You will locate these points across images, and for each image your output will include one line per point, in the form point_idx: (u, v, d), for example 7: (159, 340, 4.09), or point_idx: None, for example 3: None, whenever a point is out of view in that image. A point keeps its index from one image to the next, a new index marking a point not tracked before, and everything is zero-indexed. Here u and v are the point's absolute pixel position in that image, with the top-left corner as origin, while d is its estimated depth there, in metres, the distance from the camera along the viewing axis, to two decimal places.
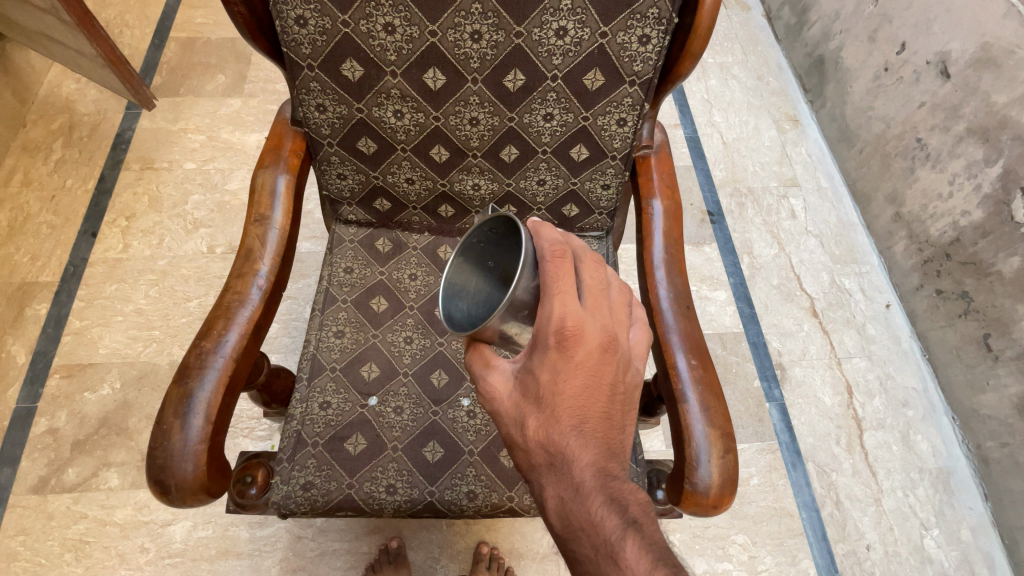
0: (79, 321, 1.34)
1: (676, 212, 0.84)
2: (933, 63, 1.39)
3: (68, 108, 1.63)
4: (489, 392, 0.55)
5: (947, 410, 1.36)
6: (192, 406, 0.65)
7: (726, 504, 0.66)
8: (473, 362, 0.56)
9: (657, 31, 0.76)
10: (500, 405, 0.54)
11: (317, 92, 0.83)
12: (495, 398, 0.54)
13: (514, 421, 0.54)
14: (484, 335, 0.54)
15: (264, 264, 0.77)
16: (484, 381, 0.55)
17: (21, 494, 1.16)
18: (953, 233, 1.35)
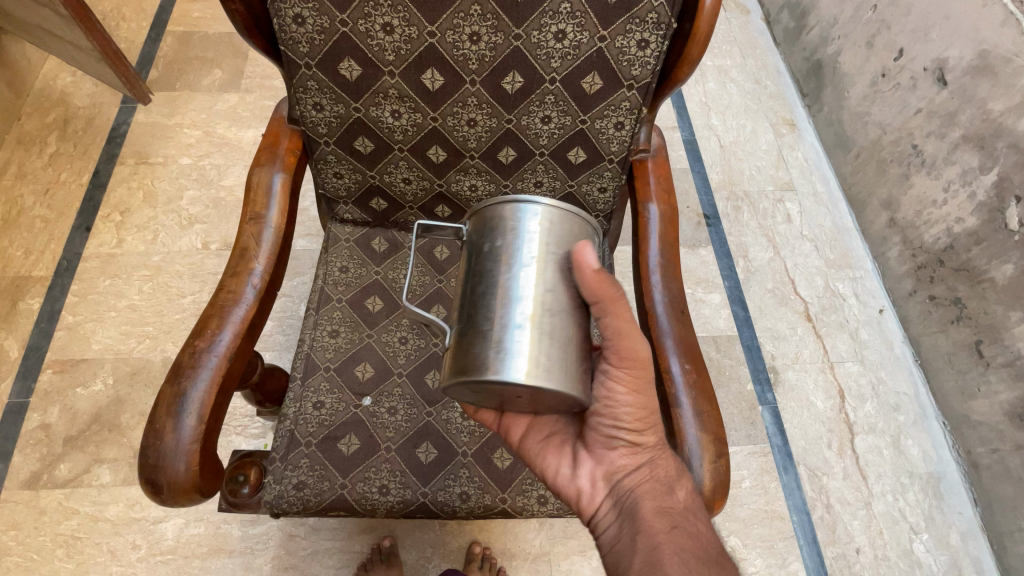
0: (73, 316, 1.33)
1: (671, 216, 0.84)
2: (930, 70, 1.40)
3: (63, 102, 1.62)
4: (640, 348, 0.60)
5: (938, 415, 1.37)
6: (185, 406, 0.64)
7: (718, 508, 0.67)
8: (610, 290, 0.59)
9: (656, 35, 0.76)
10: (643, 381, 0.62)
11: (314, 91, 0.83)
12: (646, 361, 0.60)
13: (649, 418, 0.64)
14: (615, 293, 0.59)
15: (259, 263, 0.76)
16: (629, 328, 0.60)
17: (13, 490, 1.15)
18: (947, 240, 1.36)
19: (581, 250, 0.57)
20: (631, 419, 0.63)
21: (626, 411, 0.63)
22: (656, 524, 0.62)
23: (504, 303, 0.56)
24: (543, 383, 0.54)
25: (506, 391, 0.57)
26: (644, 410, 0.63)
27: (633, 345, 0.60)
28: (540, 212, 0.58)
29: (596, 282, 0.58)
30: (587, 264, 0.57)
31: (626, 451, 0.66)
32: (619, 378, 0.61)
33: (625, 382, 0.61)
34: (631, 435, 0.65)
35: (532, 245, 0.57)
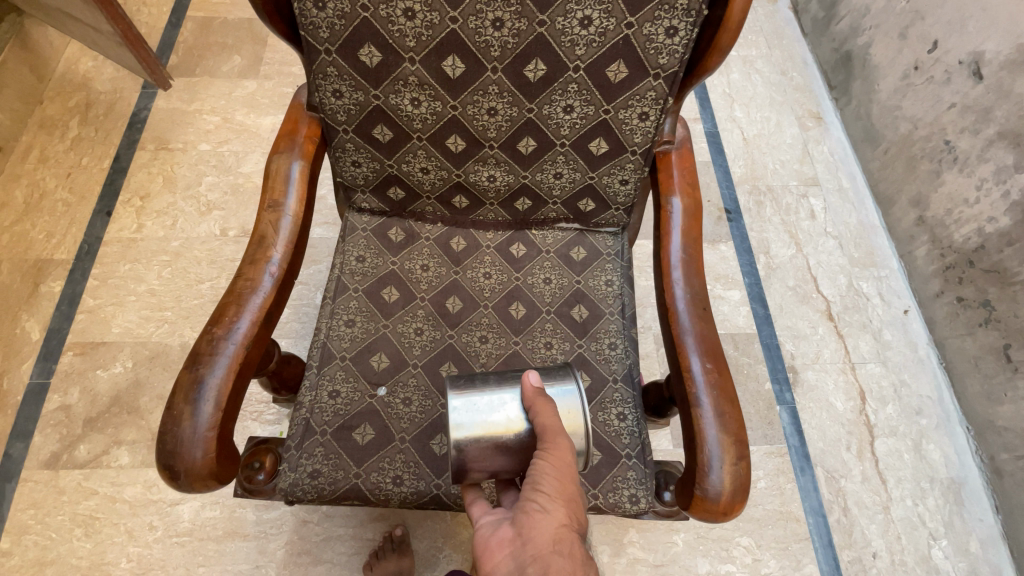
0: (94, 299, 1.35)
1: (695, 210, 0.82)
2: (966, 63, 1.36)
3: (85, 86, 1.63)
4: (559, 443, 0.61)
5: (962, 420, 1.34)
6: (202, 393, 0.65)
7: (736, 511, 0.65)
8: (544, 404, 0.63)
9: (686, 23, 0.73)
10: (563, 465, 0.60)
11: (333, 77, 0.82)
12: (564, 454, 0.61)
13: (563, 492, 0.59)
14: (546, 406, 0.63)
15: (277, 251, 0.76)
16: (554, 433, 0.62)
17: (33, 469, 1.17)
18: (978, 240, 1.32)
19: (530, 371, 0.66)
20: (547, 488, 0.59)
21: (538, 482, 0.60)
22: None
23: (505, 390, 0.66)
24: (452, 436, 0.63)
25: None
26: (561, 485, 0.60)
27: (552, 436, 0.61)
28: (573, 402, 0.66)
29: (531, 392, 0.64)
30: (528, 381, 0.65)
31: (534, 518, 0.58)
32: (544, 456, 0.61)
33: (549, 453, 0.61)
34: (545, 503, 0.59)
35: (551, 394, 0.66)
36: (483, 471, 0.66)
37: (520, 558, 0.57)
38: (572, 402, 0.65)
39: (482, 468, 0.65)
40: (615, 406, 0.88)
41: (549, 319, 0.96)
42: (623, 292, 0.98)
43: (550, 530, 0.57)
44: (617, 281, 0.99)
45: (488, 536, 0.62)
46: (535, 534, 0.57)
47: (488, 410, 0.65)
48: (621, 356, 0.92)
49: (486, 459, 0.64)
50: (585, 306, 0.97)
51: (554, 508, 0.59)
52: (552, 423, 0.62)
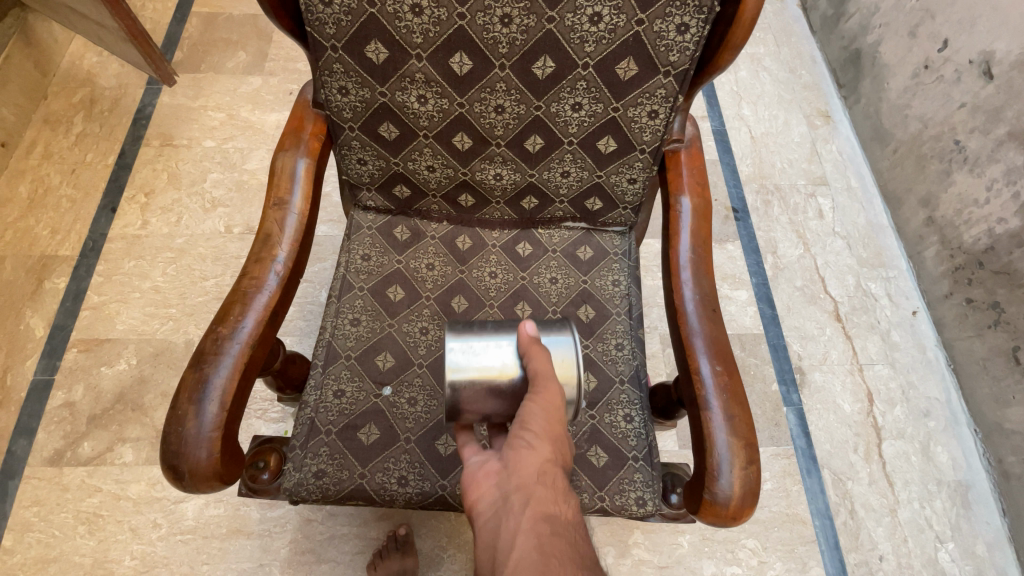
0: (98, 296, 1.34)
1: (704, 210, 0.82)
2: (976, 62, 1.34)
3: (89, 82, 1.63)
4: (549, 386, 0.60)
5: (970, 422, 1.33)
6: (207, 393, 0.64)
7: (745, 515, 0.65)
8: (537, 350, 0.62)
9: (697, 20, 0.73)
10: (553, 406, 0.59)
11: (339, 74, 0.81)
12: (554, 396, 0.59)
13: (551, 432, 0.58)
14: (539, 351, 0.62)
15: (282, 250, 0.76)
16: (546, 378, 0.60)
17: (37, 466, 1.17)
18: (987, 241, 1.31)
19: (527, 322, 0.65)
20: (535, 428, 0.58)
21: (526, 422, 0.58)
22: (532, 536, 0.52)
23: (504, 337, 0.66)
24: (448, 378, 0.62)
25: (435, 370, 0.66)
26: (549, 422, 0.58)
27: (542, 379, 0.60)
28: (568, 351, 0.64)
29: (527, 341, 0.64)
30: (524, 332, 0.64)
31: (521, 456, 0.57)
32: (533, 398, 0.59)
33: (539, 392, 0.59)
34: (532, 441, 0.57)
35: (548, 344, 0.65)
36: (477, 414, 0.65)
37: (505, 490, 0.57)
38: (567, 351, 0.64)
39: (475, 411, 0.64)
40: (621, 407, 0.88)
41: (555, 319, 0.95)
42: (630, 292, 0.97)
43: (535, 465, 0.56)
44: (623, 280, 0.98)
45: (477, 469, 0.61)
46: (520, 468, 0.56)
47: (485, 355, 0.64)
48: (628, 357, 0.92)
49: (479, 402, 0.63)
50: (592, 305, 0.96)
51: (541, 445, 0.57)
52: (543, 366, 0.61)
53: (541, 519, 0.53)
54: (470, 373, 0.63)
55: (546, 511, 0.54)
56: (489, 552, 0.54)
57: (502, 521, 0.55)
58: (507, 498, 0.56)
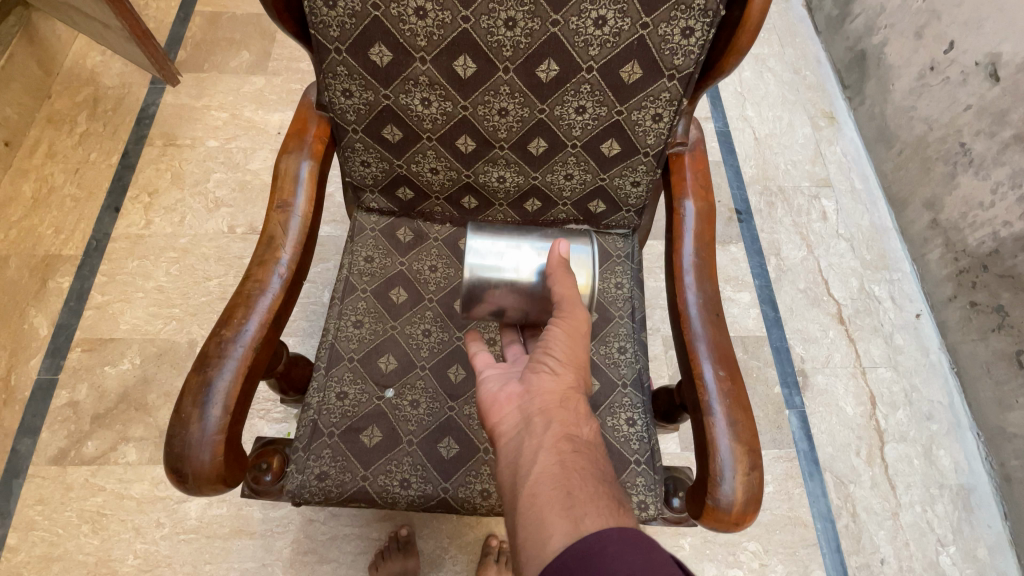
0: (101, 296, 1.35)
1: (708, 213, 0.81)
2: (982, 64, 1.34)
3: (93, 81, 1.63)
4: (575, 311, 0.63)
5: (972, 425, 1.33)
6: (210, 396, 0.64)
7: (748, 521, 0.65)
8: (564, 276, 0.65)
9: (702, 23, 0.72)
10: (577, 330, 0.62)
11: (343, 76, 0.81)
12: (579, 320, 0.62)
13: (575, 356, 0.61)
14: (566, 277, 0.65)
15: (286, 252, 0.76)
16: (571, 303, 0.63)
17: (41, 465, 1.18)
18: (992, 244, 1.30)
19: (559, 244, 0.68)
20: (560, 352, 0.61)
21: (552, 346, 0.61)
22: (554, 453, 0.55)
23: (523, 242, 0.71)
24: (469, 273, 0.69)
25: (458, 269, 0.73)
26: (572, 347, 0.61)
27: (569, 304, 0.63)
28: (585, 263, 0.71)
29: (557, 263, 0.66)
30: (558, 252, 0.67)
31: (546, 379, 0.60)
32: (558, 323, 0.62)
33: (563, 318, 0.62)
34: (556, 365, 0.60)
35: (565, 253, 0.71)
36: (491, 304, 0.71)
37: (527, 411, 0.59)
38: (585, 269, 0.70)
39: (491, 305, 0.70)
40: (624, 411, 0.88)
41: None
42: (633, 295, 0.97)
43: (557, 389, 0.59)
44: (626, 283, 0.98)
45: (496, 391, 0.62)
46: (543, 390, 0.59)
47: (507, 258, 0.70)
48: (631, 360, 0.92)
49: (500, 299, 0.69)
50: (594, 307, 0.96)
51: (564, 370, 0.60)
52: (568, 292, 0.64)
53: (563, 438, 0.56)
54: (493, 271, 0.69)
55: (568, 431, 0.57)
56: (512, 469, 0.56)
57: (525, 439, 0.57)
58: (529, 418, 0.58)
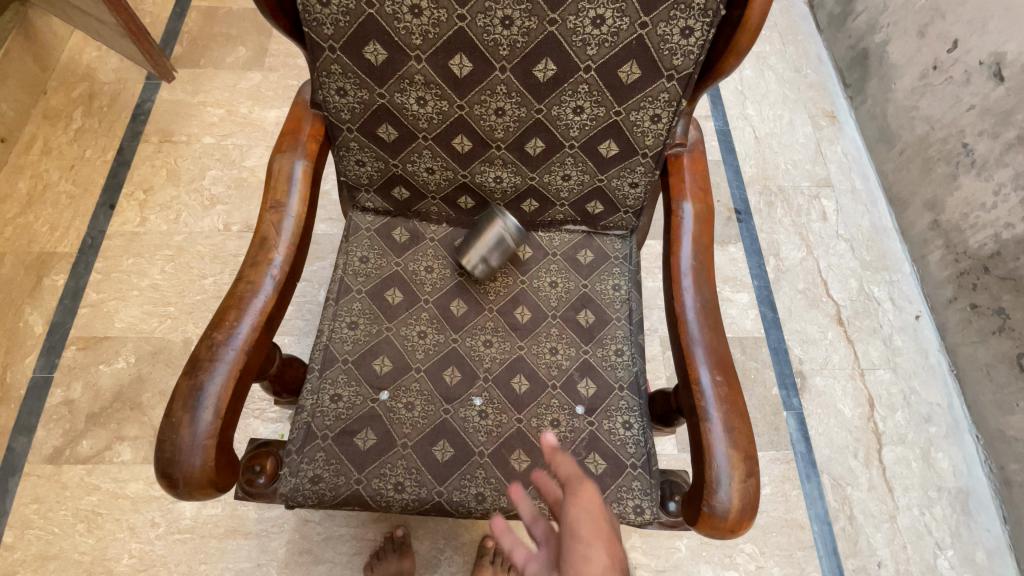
0: (97, 293, 1.34)
1: (706, 216, 0.80)
2: (986, 64, 1.32)
3: (88, 76, 1.62)
4: (587, 491, 0.62)
5: (971, 428, 1.32)
6: (202, 400, 0.63)
7: (744, 529, 0.64)
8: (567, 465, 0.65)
9: (701, 23, 0.71)
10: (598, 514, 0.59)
11: (337, 75, 0.80)
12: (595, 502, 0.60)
13: (602, 537, 0.56)
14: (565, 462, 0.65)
15: (279, 254, 0.75)
16: (581, 485, 0.62)
17: (36, 464, 1.17)
18: (994, 246, 1.30)
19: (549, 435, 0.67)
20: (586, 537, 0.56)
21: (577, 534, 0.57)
22: None
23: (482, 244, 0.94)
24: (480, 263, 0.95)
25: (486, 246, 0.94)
26: (596, 527, 0.58)
27: (579, 487, 0.62)
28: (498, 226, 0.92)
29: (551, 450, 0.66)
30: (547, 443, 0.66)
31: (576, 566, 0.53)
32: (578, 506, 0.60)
33: (579, 500, 0.61)
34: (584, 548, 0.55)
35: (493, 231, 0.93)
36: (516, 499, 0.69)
37: None
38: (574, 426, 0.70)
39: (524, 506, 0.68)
40: (620, 414, 0.87)
41: (554, 323, 0.94)
42: (630, 296, 0.96)
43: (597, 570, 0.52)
44: (624, 284, 0.97)
45: None
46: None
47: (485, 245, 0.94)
48: (628, 364, 0.91)
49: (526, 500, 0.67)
50: (591, 310, 0.95)
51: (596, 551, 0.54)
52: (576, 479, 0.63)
53: None
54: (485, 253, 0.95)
55: None
56: None
57: None
58: None
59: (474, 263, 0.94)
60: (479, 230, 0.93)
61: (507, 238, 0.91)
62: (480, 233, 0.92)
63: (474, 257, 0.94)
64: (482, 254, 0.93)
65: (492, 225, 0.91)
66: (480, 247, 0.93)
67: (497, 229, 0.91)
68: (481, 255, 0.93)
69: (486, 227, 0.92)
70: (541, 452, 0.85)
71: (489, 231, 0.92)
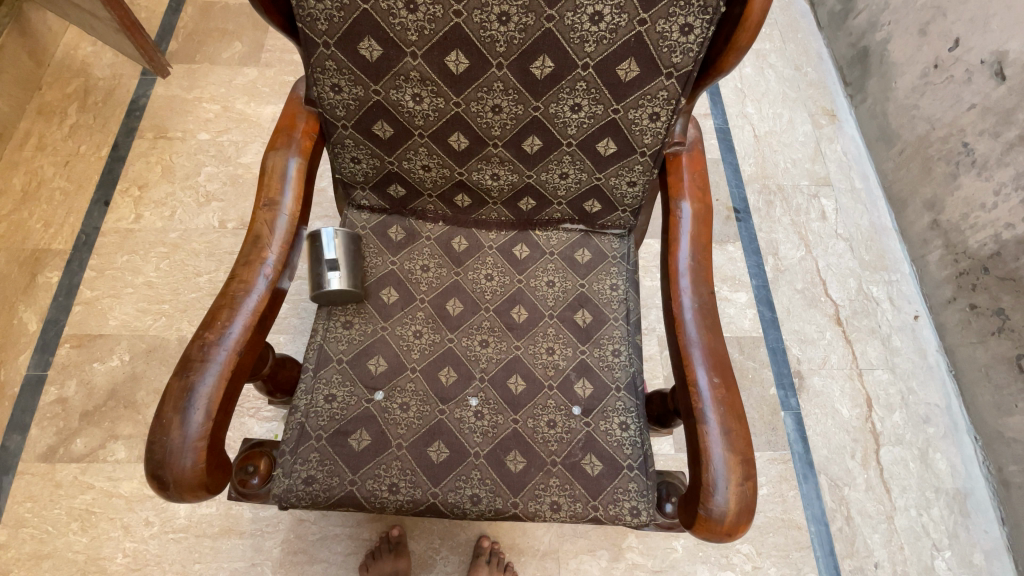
0: (91, 291, 1.33)
1: (705, 215, 0.80)
2: (988, 63, 1.32)
3: (83, 72, 1.60)
4: None
5: (970, 428, 1.32)
6: (193, 401, 0.62)
7: (741, 533, 0.63)
8: None
9: (701, 20, 0.70)
10: None
11: (332, 71, 0.79)
12: None
13: None
14: None
15: (272, 252, 0.74)
16: None
17: (30, 462, 1.16)
18: (994, 246, 1.29)
19: None
20: None
21: None
22: None
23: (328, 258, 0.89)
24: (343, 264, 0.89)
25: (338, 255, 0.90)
26: None
27: None
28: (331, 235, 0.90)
29: None
30: None
31: None
32: None
33: None
34: None
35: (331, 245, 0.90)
36: None
37: None
38: None
39: None
40: (617, 415, 0.86)
41: (551, 323, 0.93)
42: (628, 297, 0.95)
43: None
44: (622, 285, 0.96)
45: None
46: None
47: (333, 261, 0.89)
48: (625, 364, 0.90)
49: None
50: (589, 310, 0.94)
51: None
52: None
53: None
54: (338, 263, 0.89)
55: None
56: None
57: None
58: None
59: (345, 278, 0.89)
60: (320, 254, 0.89)
61: (346, 235, 0.91)
62: (323, 253, 0.89)
63: (341, 275, 0.88)
64: (344, 264, 0.89)
65: (324, 239, 0.90)
66: (335, 262, 0.89)
67: (331, 233, 0.90)
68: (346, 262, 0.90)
69: (323, 246, 0.89)
70: (538, 453, 0.84)
71: (327, 245, 0.89)
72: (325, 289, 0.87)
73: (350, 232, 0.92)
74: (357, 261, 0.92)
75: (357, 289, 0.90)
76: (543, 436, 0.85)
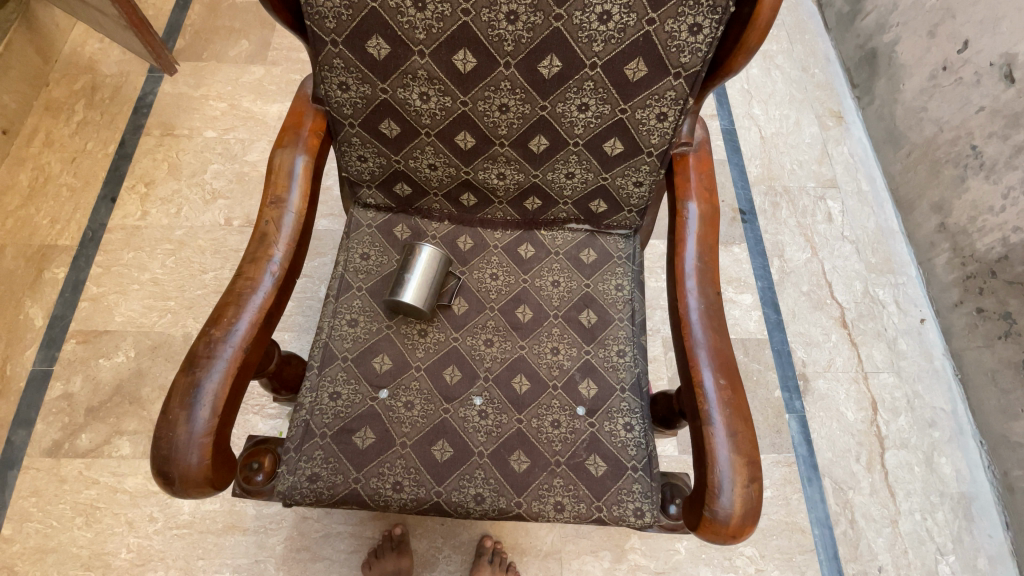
0: (97, 287, 1.34)
1: (712, 216, 0.79)
2: (997, 65, 1.31)
3: (91, 68, 1.61)
4: None
5: (976, 433, 1.31)
6: (199, 397, 0.63)
7: (745, 535, 0.63)
8: None
9: (711, 20, 0.70)
10: None
11: (339, 69, 0.79)
12: None
13: None
14: None
15: (278, 250, 0.74)
16: None
17: (35, 456, 1.17)
18: (1001, 250, 1.28)
19: None
20: None
21: None
22: None
23: (411, 271, 0.89)
24: (422, 282, 0.89)
25: (420, 270, 0.89)
26: None
27: None
28: (425, 253, 0.90)
29: None
30: None
31: None
32: None
33: None
34: None
35: (420, 262, 0.89)
36: None
37: None
38: None
39: None
40: (622, 415, 0.86)
41: (556, 323, 0.93)
42: (633, 297, 0.95)
43: None
44: (627, 285, 0.96)
45: None
46: None
47: (415, 275, 0.89)
48: (630, 364, 0.90)
49: None
50: (594, 310, 0.94)
51: None
52: None
53: None
54: (416, 278, 0.88)
55: None
56: None
57: None
58: None
59: (422, 298, 0.88)
60: (409, 265, 0.89)
61: (442, 259, 0.90)
62: (413, 266, 0.89)
63: (419, 293, 0.88)
64: (427, 284, 0.89)
65: (420, 255, 0.89)
66: (419, 279, 0.88)
67: (427, 251, 0.89)
68: (426, 282, 0.89)
69: (416, 259, 0.89)
70: (541, 453, 0.84)
71: (420, 261, 0.89)
72: (399, 298, 0.87)
73: (444, 257, 0.91)
74: (438, 284, 0.90)
75: (428, 311, 0.89)
76: (547, 436, 0.85)
